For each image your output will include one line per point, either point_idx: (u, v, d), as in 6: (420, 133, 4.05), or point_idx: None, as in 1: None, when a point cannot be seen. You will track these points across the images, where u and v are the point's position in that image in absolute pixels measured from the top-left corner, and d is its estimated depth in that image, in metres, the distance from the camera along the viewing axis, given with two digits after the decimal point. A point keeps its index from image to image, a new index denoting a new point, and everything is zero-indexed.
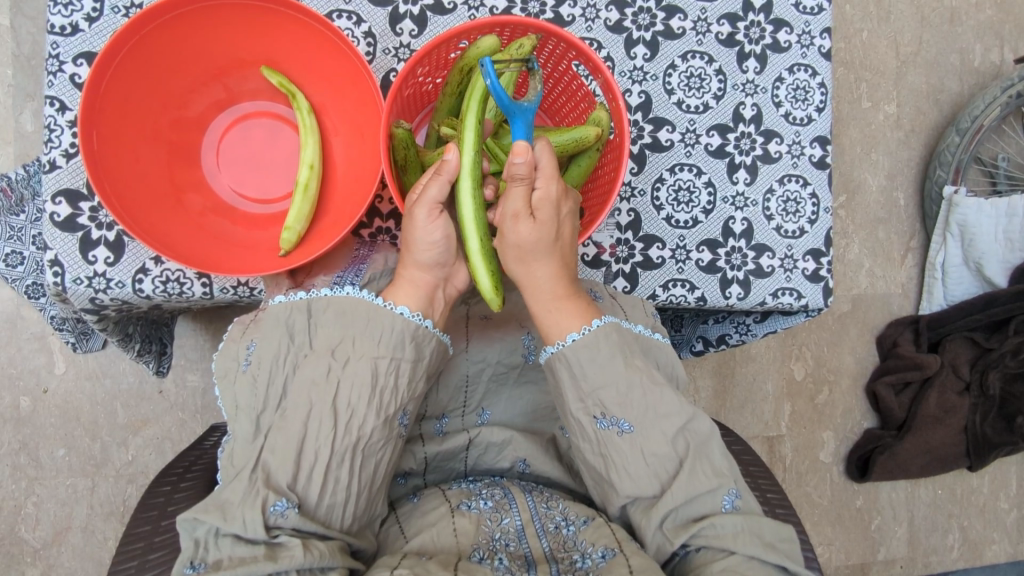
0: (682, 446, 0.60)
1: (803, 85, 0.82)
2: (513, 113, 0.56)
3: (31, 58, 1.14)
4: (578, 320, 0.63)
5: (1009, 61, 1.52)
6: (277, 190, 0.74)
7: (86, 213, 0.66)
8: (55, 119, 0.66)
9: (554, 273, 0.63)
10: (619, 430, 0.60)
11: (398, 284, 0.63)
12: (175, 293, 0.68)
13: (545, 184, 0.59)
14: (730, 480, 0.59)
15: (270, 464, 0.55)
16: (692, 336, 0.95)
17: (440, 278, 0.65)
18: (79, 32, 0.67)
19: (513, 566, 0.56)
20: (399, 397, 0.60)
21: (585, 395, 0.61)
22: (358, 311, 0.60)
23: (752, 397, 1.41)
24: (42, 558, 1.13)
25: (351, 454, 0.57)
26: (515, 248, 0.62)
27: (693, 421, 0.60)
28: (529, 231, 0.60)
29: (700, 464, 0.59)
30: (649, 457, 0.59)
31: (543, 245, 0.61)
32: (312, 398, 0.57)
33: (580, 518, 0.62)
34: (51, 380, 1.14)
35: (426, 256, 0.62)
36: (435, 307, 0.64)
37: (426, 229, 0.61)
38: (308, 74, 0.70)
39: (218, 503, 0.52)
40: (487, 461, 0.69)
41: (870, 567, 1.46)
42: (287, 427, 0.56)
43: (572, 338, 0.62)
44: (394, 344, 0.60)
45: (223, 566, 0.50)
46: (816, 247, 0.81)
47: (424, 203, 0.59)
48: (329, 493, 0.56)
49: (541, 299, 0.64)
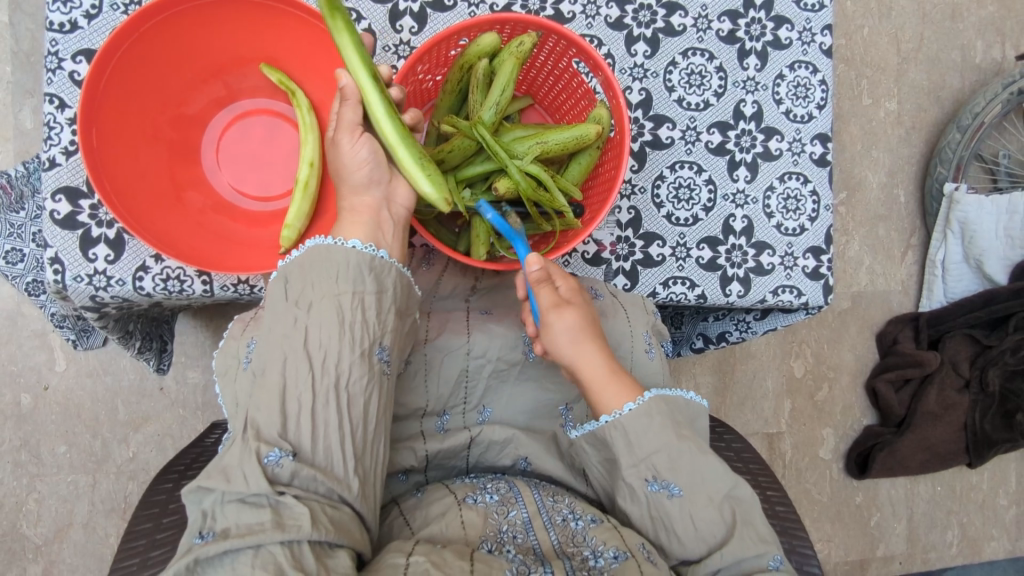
0: (729, 514, 0.60)
1: (803, 82, 0.82)
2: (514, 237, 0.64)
3: (30, 55, 1.13)
4: (624, 396, 0.63)
5: (1010, 57, 1.52)
6: (279, 187, 0.74)
7: (86, 210, 0.66)
8: (54, 116, 0.66)
9: (599, 352, 0.65)
10: (670, 494, 0.60)
11: (342, 219, 0.63)
12: (176, 291, 0.68)
13: (564, 280, 0.67)
14: (774, 546, 0.59)
15: (258, 421, 0.54)
16: (692, 333, 0.95)
17: (380, 198, 0.63)
18: (78, 29, 0.67)
19: (527, 559, 0.56)
20: (370, 330, 0.58)
21: (638, 460, 0.61)
22: (315, 253, 0.59)
23: (751, 394, 1.41)
24: (43, 554, 1.13)
25: (334, 394, 0.56)
26: (560, 342, 0.65)
27: (738, 488, 0.61)
28: (561, 326, 0.64)
29: (746, 531, 0.59)
30: (697, 522, 0.59)
31: (580, 335, 0.65)
32: (284, 349, 0.56)
33: (588, 515, 0.62)
34: (52, 377, 1.15)
35: (358, 176, 0.63)
36: (384, 231, 0.62)
37: (350, 150, 0.62)
38: (308, 71, 0.70)
39: (221, 468, 0.53)
40: (488, 458, 0.69)
41: (870, 563, 1.46)
42: (269, 382, 0.56)
43: (629, 408, 0.62)
44: (354, 278, 0.59)
45: (230, 534, 0.49)
46: (817, 245, 0.81)
47: (343, 125, 0.61)
48: (321, 438, 0.54)
49: (594, 381, 0.64)
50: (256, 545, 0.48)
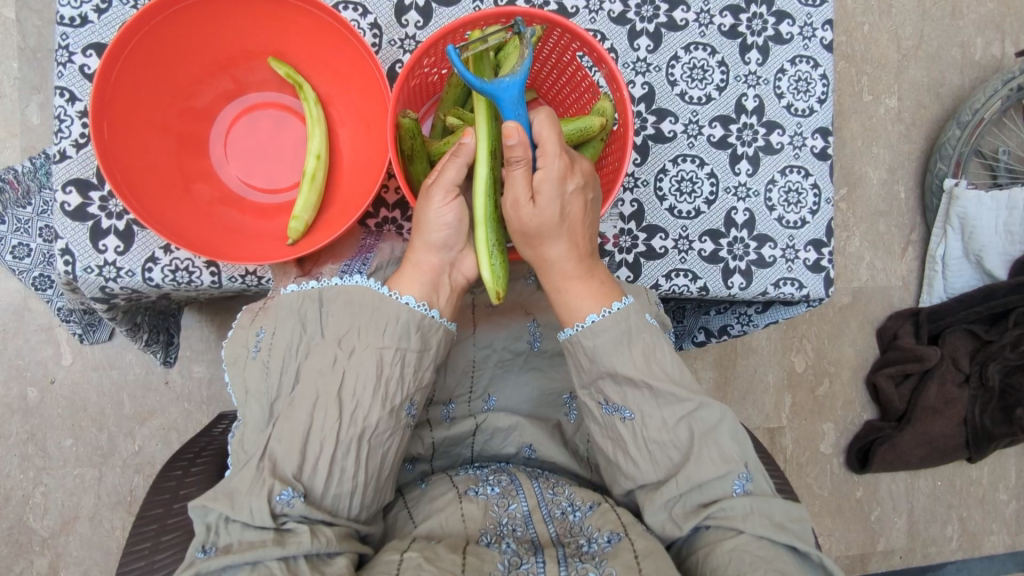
0: (685, 434, 0.61)
1: (805, 76, 0.83)
2: (494, 94, 0.55)
3: (37, 51, 1.14)
4: (594, 301, 0.63)
5: (1010, 55, 1.53)
6: (285, 180, 0.74)
7: (96, 202, 0.67)
8: (65, 109, 0.66)
9: (567, 253, 0.63)
10: (621, 418, 0.62)
11: (404, 271, 0.63)
12: (184, 282, 0.68)
13: (545, 162, 0.59)
14: (740, 465, 0.60)
15: (276, 454, 0.55)
16: (694, 327, 0.96)
17: (446, 261, 0.64)
18: (88, 23, 0.67)
19: (520, 548, 0.57)
20: (406, 388, 0.60)
21: (588, 383, 0.64)
22: (365, 301, 0.61)
23: (752, 389, 1.42)
24: (50, 547, 1.14)
25: (356, 445, 0.57)
26: (523, 234, 0.62)
27: (700, 409, 0.61)
28: (531, 215, 0.61)
29: (707, 450, 0.60)
30: (651, 444, 0.61)
31: (549, 227, 0.61)
32: (319, 387, 0.58)
33: (587, 504, 0.63)
34: (59, 371, 1.15)
35: (437, 236, 0.62)
36: (441, 293, 0.63)
37: (438, 212, 0.61)
38: (315, 65, 0.71)
39: (228, 490, 0.54)
40: (493, 446, 0.70)
41: (870, 557, 1.47)
42: (293, 415, 0.57)
43: (591, 320, 0.62)
44: (399, 334, 0.60)
45: (232, 550, 0.51)
46: (817, 238, 0.82)
47: (441, 185, 0.61)
48: (336, 482, 0.56)
49: (553, 281, 0.64)
50: (255, 560, 0.50)
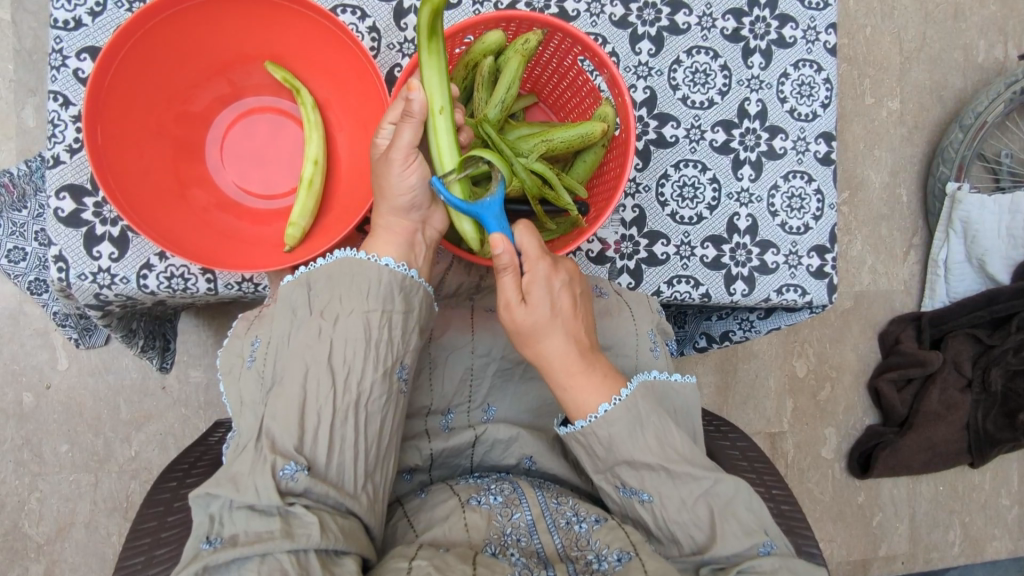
0: (705, 512, 0.59)
1: (808, 81, 0.82)
2: (478, 214, 0.59)
3: (33, 53, 1.13)
4: (596, 397, 0.62)
5: (1012, 57, 1.52)
6: (282, 185, 0.74)
7: (90, 208, 0.66)
8: (59, 114, 0.66)
9: (565, 349, 0.61)
10: (640, 500, 0.61)
11: (377, 235, 0.62)
12: (180, 289, 0.67)
13: (531, 265, 0.59)
14: (762, 533, 0.59)
15: (273, 431, 0.54)
16: (695, 332, 0.95)
17: (417, 221, 0.63)
18: (83, 27, 0.66)
19: (531, 563, 0.56)
20: (395, 350, 0.59)
21: (603, 468, 0.62)
22: (344, 269, 0.59)
23: (753, 393, 1.41)
24: (45, 554, 1.13)
25: (353, 412, 0.56)
26: (521, 337, 0.61)
27: (717, 484, 0.60)
28: (525, 316, 0.60)
29: (729, 526, 0.59)
30: (672, 525, 0.60)
31: (544, 325, 0.61)
32: (308, 360, 0.56)
33: (592, 516, 0.62)
34: (54, 376, 1.14)
35: (402, 199, 0.60)
36: (417, 253, 0.62)
37: (402, 175, 0.59)
38: (311, 68, 0.70)
39: (230, 476, 0.53)
40: (493, 457, 0.69)
41: (872, 563, 1.46)
42: (288, 392, 0.56)
43: (603, 409, 0.61)
44: (384, 296, 0.59)
45: (238, 541, 0.49)
46: (821, 243, 0.81)
47: (399, 148, 0.58)
48: (337, 453, 0.55)
49: (556, 381, 0.62)
50: (264, 553, 0.49)
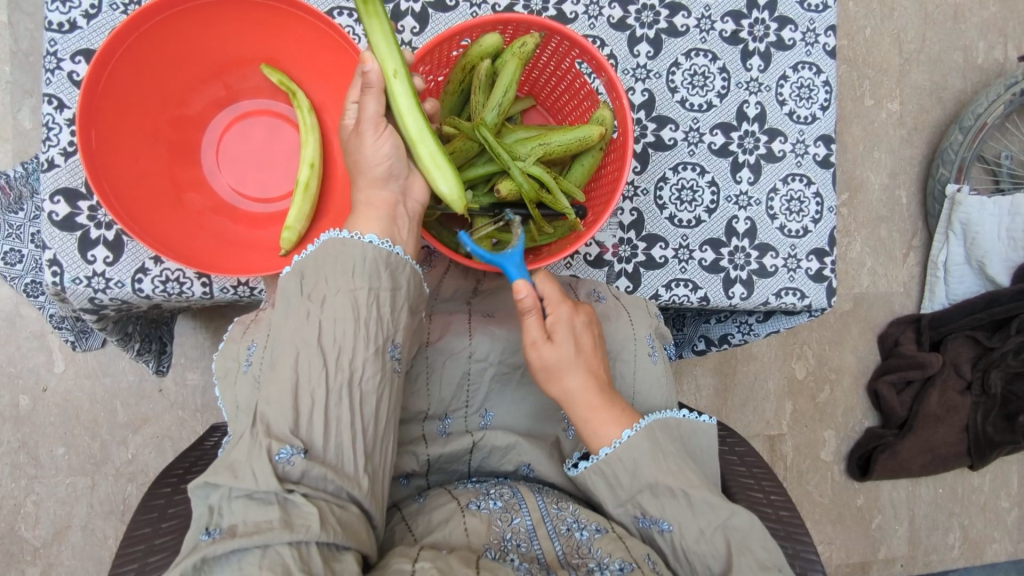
0: (722, 543, 0.59)
1: (807, 83, 0.81)
2: (500, 264, 0.61)
3: (29, 54, 1.13)
4: (616, 425, 0.63)
5: (1013, 58, 1.52)
6: (278, 188, 0.73)
7: (85, 211, 0.65)
8: (53, 117, 0.65)
9: (587, 382, 0.64)
10: (660, 530, 0.61)
11: (358, 212, 0.60)
12: (175, 293, 0.67)
13: (554, 309, 0.64)
14: (777, 573, 0.57)
15: (268, 416, 0.53)
16: (694, 335, 0.94)
17: (397, 192, 0.61)
18: (77, 29, 0.66)
19: (533, 568, 0.55)
20: (385, 328, 0.57)
21: (623, 500, 0.62)
22: (328, 252, 0.57)
23: (752, 395, 1.41)
24: (42, 557, 1.12)
25: (347, 391, 0.54)
26: (545, 373, 0.64)
27: (735, 517, 0.59)
28: (550, 353, 0.63)
29: (744, 559, 0.58)
30: (691, 555, 0.60)
31: (568, 362, 0.63)
32: (297, 344, 0.55)
33: (593, 525, 0.61)
34: (51, 379, 1.14)
35: (379, 169, 0.60)
36: (400, 228, 0.60)
37: (374, 145, 0.60)
38: (307, 71, 0.69)
39: (229, 464, 0.52)
40: (491, 462, 0.69)
41: (872, 565, 1.46)
42: (280, 377, 0.54)
43: (626, 434, 0.62)
44: (369, 274, 0.57)
45: (238, 532, 0.49)
46: (820, 247, 0.81)
47: (366, 120, 0.59)
48: (333, 435, 0.53)
49: (579, 413, 0.63)
50: (263, 544, 0.48)
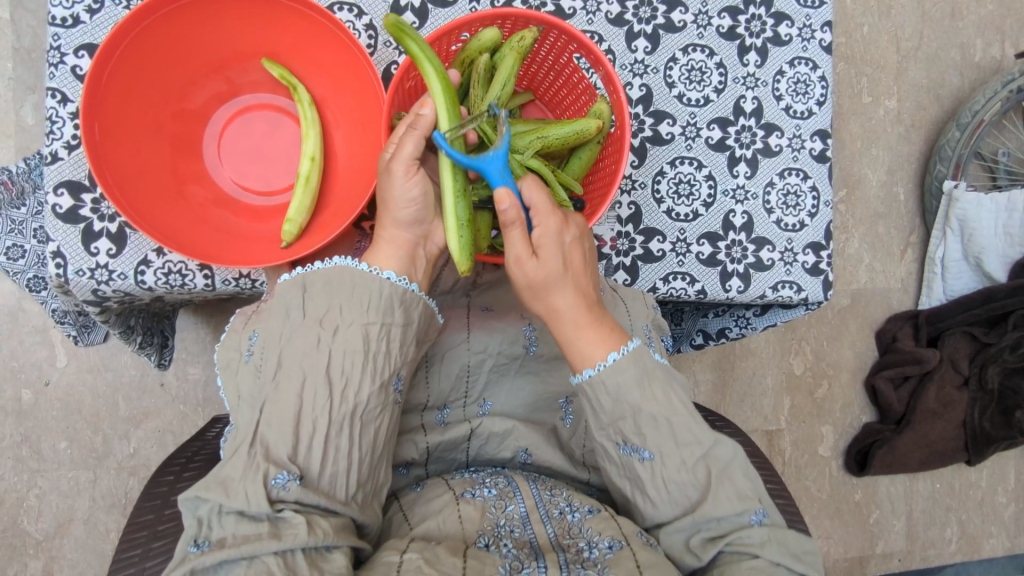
0: (702, 474, 0.60)
1: (804, 78, 0.82)
2: (480, 167, 0.58)
3: (31, 51, 1.14)
4: (602, 347, 0.61)
5: (1010, 56, 1.52)
6: (279, 182, 0.74)
7: (88, 204, 0.66)
8: (57, 110, 0.66)
9: (575, 299, 0.62)
10: (641, 458, 0.61)
11: (377, 246, 0.62)
12: (177, 285, 0.68)
13: (542, 221, 0.59)
14: (756, 501, 0.59)
15: (268, 438, 0.54)
16: (692, 330, 0.95)
17: (418, 235, 0.63)
18: (80, 24, 0.67)
19: (522, 554, 0.56)
20: (392, 361, 0.59)
21: (606, 425, 0.62)
22: (344, 281, 0.59)
23: (751, 391, 1.42)
24: (44, 550, 1.13)
25: (348, 423, 0.56)
26: (530, 288, 0.61)
27: (715, 448, 0.60)
28: (537, 269, 0.60)
29: (723, 488, 0.60)
30: (671, 485, 0.60)
31: (555, 278, 0.60)
32: (305, 369, 0.56)
33: (586, 507, 0.62)
34: (53, 373, 1.15)
35: (405, 213, 0.61)
36: (417, 266, 0.63)
37: (403, 187, 0.59)
38: (308, 66, 0.70)
39: (219, 480, 0.52)
40: (489, 450, 0.69)
41: (869, 560, 1.46)
42: (282, 400, 0.55)
43: (613, 358, 0.61)
44: (383, 309, 0.59)
45: (227, 544, 0.49)
46: (816, 240, 0.81)
47: (402, 159, 0.58)
48: (331, 462, 0.55)
49: (566, 330, 0.62)
50: (252, 555, 0.49)
